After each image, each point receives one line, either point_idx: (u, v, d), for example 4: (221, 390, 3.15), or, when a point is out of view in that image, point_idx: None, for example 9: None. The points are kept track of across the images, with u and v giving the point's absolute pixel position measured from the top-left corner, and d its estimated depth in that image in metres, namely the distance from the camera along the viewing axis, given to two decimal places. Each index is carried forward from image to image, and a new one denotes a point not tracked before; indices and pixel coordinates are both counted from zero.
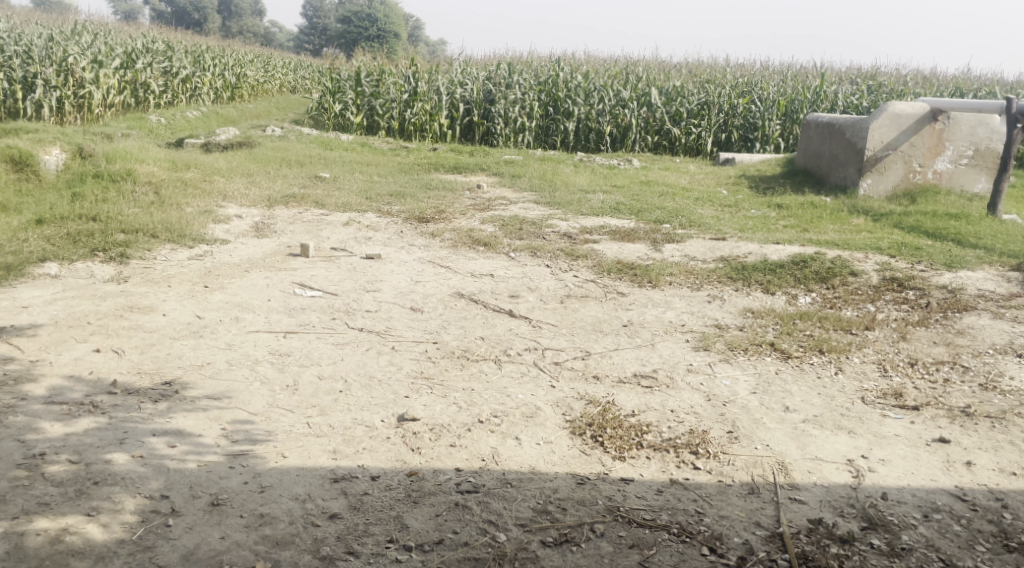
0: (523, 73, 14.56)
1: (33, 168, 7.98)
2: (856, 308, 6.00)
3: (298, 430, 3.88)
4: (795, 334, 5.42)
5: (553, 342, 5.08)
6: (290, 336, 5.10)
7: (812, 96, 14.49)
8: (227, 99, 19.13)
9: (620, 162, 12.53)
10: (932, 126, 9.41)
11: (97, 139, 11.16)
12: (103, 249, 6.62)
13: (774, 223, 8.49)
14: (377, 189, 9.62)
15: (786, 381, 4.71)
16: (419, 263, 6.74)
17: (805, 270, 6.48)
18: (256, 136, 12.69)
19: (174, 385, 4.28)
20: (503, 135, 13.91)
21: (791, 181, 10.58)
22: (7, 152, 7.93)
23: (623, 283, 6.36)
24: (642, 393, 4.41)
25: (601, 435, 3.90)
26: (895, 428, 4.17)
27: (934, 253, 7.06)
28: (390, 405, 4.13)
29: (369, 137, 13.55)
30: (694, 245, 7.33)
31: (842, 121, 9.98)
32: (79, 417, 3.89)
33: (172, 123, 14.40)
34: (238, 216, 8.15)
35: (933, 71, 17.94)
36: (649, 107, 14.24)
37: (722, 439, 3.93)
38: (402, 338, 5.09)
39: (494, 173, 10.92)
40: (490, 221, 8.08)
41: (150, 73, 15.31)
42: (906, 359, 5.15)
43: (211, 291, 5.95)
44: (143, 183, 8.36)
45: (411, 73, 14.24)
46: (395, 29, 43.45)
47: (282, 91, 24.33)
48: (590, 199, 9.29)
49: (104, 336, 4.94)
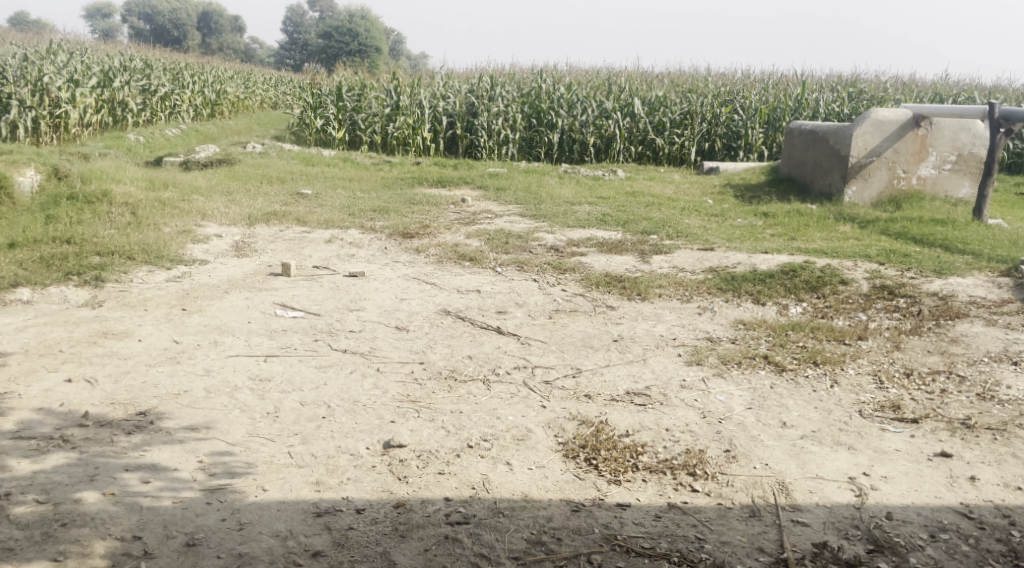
0: (506, 86, 14.46)
1: (7, 191, 7.79)
2: (848, 318, 5.91)
3: (279, 460, 3.73)
4: (789, 346, 5.31)
5: (543, 359, 4.95)
6: (271, 359, 4.95)
7: (794, 104, 14.46)
8: (207, 116, 18.95)
9: (604, 172, 12.45)
10: (915, 132, 9.36)
11: (73, 159, 10.97)
12: (78, 273, 6.45)
13: (762, 231, 8.39)
14: (361, 204, 9.48)
15: (782, 395, 4.60)
16: (403, 280, 6.61)
17: (795, 280, 6.37)
18: (236, 153, 12.52)
19: (149, 416, 4.13)
20: (486, 148, 13.79)
21: (776, 189, 10.51)
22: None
23: (612, 296, 6.24)
24: (635, 411, 4.28)
25: (595, 458, 3.77)
26: (894, 442, 4.06)
27: (923, 260, 6.98)
28: (375, 431, 3.98)
29: (351, 152, 13.41)
30: (682, 257, 7.22)
31: (826, 128, 9.92)
32: (47, 452, 3.73)
33: (150, 142, 14.21)
34: (217, 236, 7.98)
35: (913, 77, 17.99)
36: (632, 117, 14.17)
37: (720, 458, 3.81)
38: (387, 358, 4.94)
39: (479, 186, 10.80)
40: (475, 235, 7.95)
41: (128, 91, 15.12)
42: (902, 369, 5.05)
43: (189, 314, 5.79)
44: (120, 203, 8.19)
45: (393, 87, 14.14)
46: (376, 44, 43.43)
47: (262, 107, 24.17)
48: (576, 211, 9.18)
49: (77, 365, 4.78)
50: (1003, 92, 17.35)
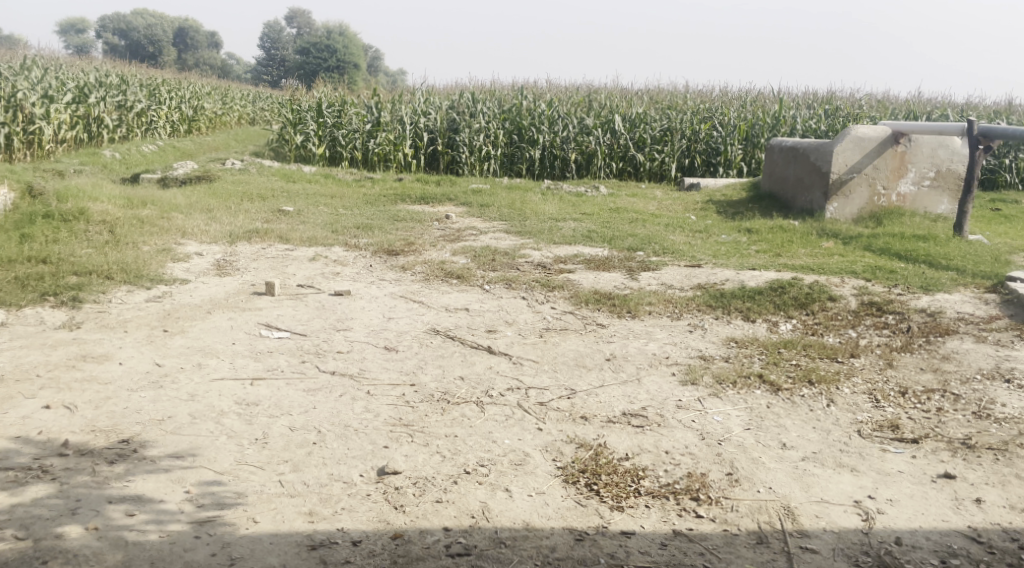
0: (486, 102, 14.40)
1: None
2: (838, 335, 5.84)
3: (270, 490, 3.62)
4: (782, 365, 5.22)
5: (535, 380, 4.85)
6: (257, 383, 4.83)
7: (772, 121, 14.50)
8: (184, 131, 18.77)
9: (587, 189, 12.40)
10: (894, 148, 9.38)
11: (49, 177, 10.78)
12: (54, 293, 6.29)
13: (746, 247, 8.36)
14: (343, 221, 9.36)
15: (779, 415, 4.52)
16: (389, 299, 6.50)
17: (784, 296, 6.30)
18: (215, 169, 12.36)
19: (132, 443, 4.00)
20: (468, 164, 13.72)
21: (759, 205, 10.50)
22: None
23: (602, 314, 6.16)
24: (633, 433, 4.19)
25: (596, 483, 3.70)
26: (897, 463, 4.01)
27: (909, 276, 6.90)
28: (368, 457, 3.88)
29: (332, 168, 13.29)
30: (670, 273, 7.14)
31: (807, 145, 9.93)
32: (26, 484, 3.60)
33: (126, 158, 14.02)
34: (198, 254, 7.84)
35: (887, 94, 18.11)
36: (613, 134, 14.15)
37: (722, 482, 3.74)
38: (377, 381, 4.83)
39: (462, 203, 10.70)
40: (461, 252, 7.86)
41: (103, 107, 14.94)
42: (897, 388, 4.96)
43: (171, 336, 5.66)
44: (97, 222, 8.03)
45: (373, 104, 14.06)
46: (353, 60, 43.35)
47: (240, 123, 24.00)
48: (561, 228, 9.10)
49: (55, 391, 4.65)
50: (976, 110, 17.47)
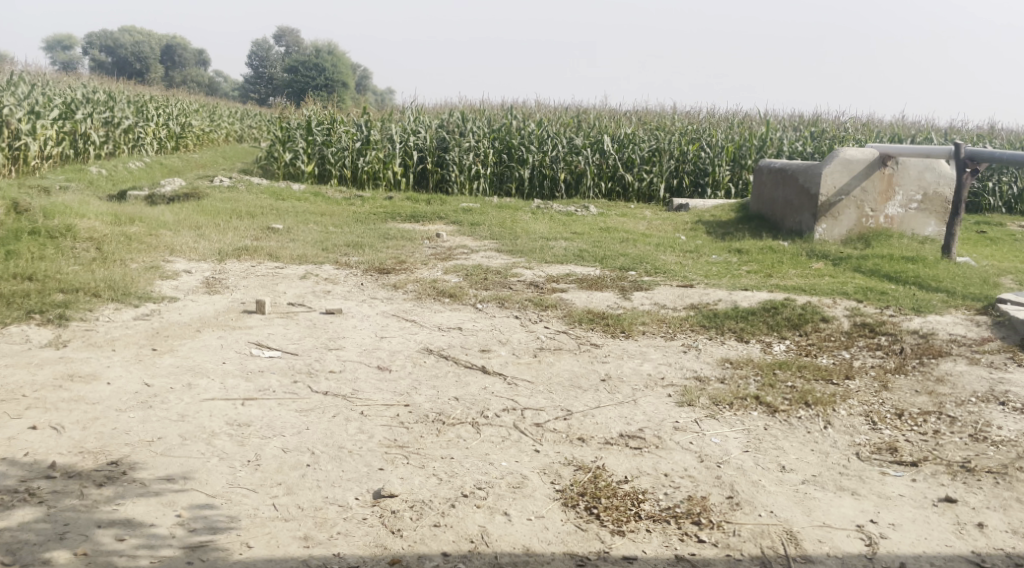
0: (476, 121, 14.39)
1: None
2: (832, 356, 5.80)
3: (263, 513, 3.56)
4: (778, 386, 5.15)
5: (531, 401, 4.78)
6: (248, 403, 4.76)
7: (759, 142, 14.57)
8: (171, 148, 18.70)
9: (577, 208, 12.38)
10: (882, 171, 9.41)
11: (35, 193, 10.67)
12: (40, 311, 6.21)
13: (737, 268, 8.34)
14: (333, 239, 9.30)
15: (777, 437, 4.48)
16: (381, 318, 6.44)
17: (777, 317, 6.27)
18: (203, 187, 12.26)
19: (121, 466, 3.96)
20: (457, 183, 13.69)
21: (748, 226, 10.51)
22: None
23: (596, 334, 6.11)
24: (631, 456, 4.15)
25: (596, 507, 3.66)
26: (897, 486, 3.99)
27: (900, 297, 6.82)
28: (364, 480, 3.81)
29: (321, 186, 13.22)
30: (663, 292, 7.09)
31: (796, 166, 9.95)
32: (13, 507, 3.56)
33: (113, 175, 13.93)
34: (186, 272, 7.76)
35: (872, 118, 18.22)
36: (602, 153, 14.15)
37: (723, 506, 3.72)
38: (371, 401, 4.76)
39: (452, 222, 10.65)
40: (452, 271, 7.80)
41: (90, 123, 14.85)
42: (892, 410, 4.90)
43: (160, 355, 5.59)
44: (84, 239, 7.95)
45: (363, 122, 14.02)
46: (342, 79, 43.40)
47: (228, 141, 23.94)
48: (553, 247, 9.06)
49: (42, 411, 4.61)
50: (961, 133, 17.58)
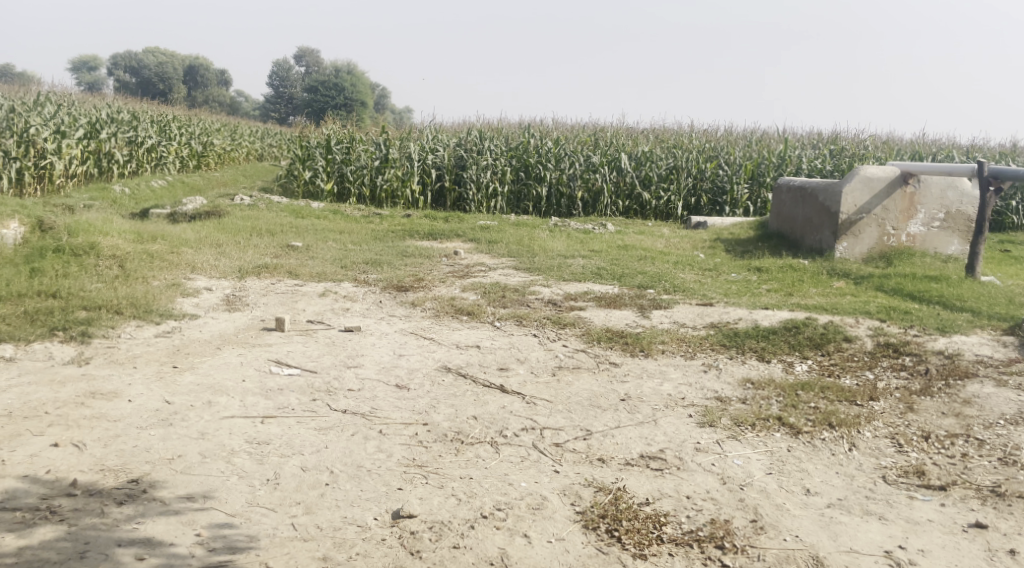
0: (494, 139, 14.42)
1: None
2: (855, 377, 5.72)
3: (282, 533, 3.56)
4: (801, 407, 5.07)
5: (550, 420, 4.75)
6: (268, 421, 4.77)
7: (778, 160, 14.55)
8: (192, 167, 18.88)
9: (595, 226, 12.36)
10: (903, 189, 9.32)
11: (59, 212, 10.81)
12: (63, 328, 6.25)
13: (757, 287, 8.29)
14: (352, 257, 9.33)
15: (800, 460, 4.43)
16: (400, 336, 6.43)
17: (799, 337, 6.22)
18: (224, 205, 12.35)
19: (142, 484, 3.98)
20: (475, 201, 13.74)
21: (767, 244, 10.46)
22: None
23: (614, 352, 6.08)
24: (652, 477, 4.11)
25: (617, 529, 3.63)
26: (924, 512, 3.94)
27: (924, 316, 6.74)
28: (383, 499, 3.80)
29: (340, 204, 13.28)
30: (682, 311, 7.06)
31: (815, 185, 9.89)
32: (34, 526, 3.60)
33: (135, 194, 14.07)
34: (207, 289, 7.80)
35: (892, 136, 18.12)
36: (620, 171, 14.15)
37: (747, 529, 3.70)
38: (389, 420, 4.74)
39: (470, 239, 10.67)
40: (471, 289, 7.80)
41: (114, 143, 15.01)
42: (918, 432, 4.82)
43: (180, 372, 5.61)
44: (107, 256, 8.01)
45: (382, 140, 14.09)
46: (361, 98, 43.80)
47: (248, 159, 24.15)
48: (570, 265, 9.05)
49: (64, 428, 4.65)
50: (983, 151, 17.44)
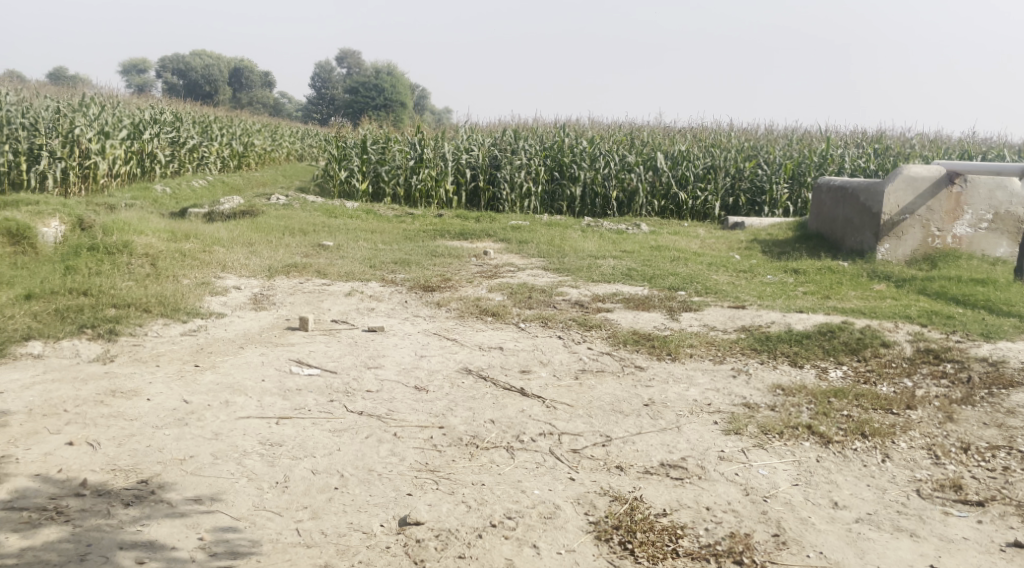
0: (529, 139, 14.29)
1: (30, 241, 7.71)
2: (893, 384, 5.49)
3: (286, 539, 3.48)
4: (833, 415, 4.87)
5: (569, 425, 4.62)
6: (283, 422, 4.70)
7: (819, 160, 14.26)
8: (233, 167, 19.05)
9: (628, 226, 12.19)
10: (949, 189, 8.98)
11: (99, 210, 10.92)
12: (91, 325, 6.25)
13: (793, 289, 8.07)
14: (382, 257, 9.26)
15: (829, 470, 4.25)
16: (423, 336, 6.34)
17: (833, 341, 6.01)
18: (260, 205, 12.38)
19: (150, 485, 3.93)
20: (508, 201, 13.65)
21: (806, 246, 10.19)
22: (5, 225, 7.70)
23: (641, 355, 5.92)
24: (672, 487, 3.97)
25: (630, 541, 3.52)
26: (959, 530, 3.75)
27: (967, 322, 6.47)
28: (391, 505, 3.71)
29: (374, 204, 13.25)
30: (713, 314, 6.87)
31: (855, 185, 9.63)
32: (39, 526, 3.56)
33: (176, 193, 14.19)
34: (236, 287, 7.80)
35: (939, 135, 17.64)
36: (655, 171, 13.93)
37: (768, 545, 3.56)
38: (405, 423, 4.65)
39: (501, 239, 10.56)
40: (497, 289, 7.69)
41: (156, 143, 15.17)
42: (958, 443, 4.59)
43: (201, 371, 5.57)
44: (140, 254, 8.03)
45: (417, 140, 14.03)
46: (401, 99, 43.98)
47: (288, 159, 24.33)
48: (601, 265, 8.90)
49: (81, 427, 4.63)
50: None
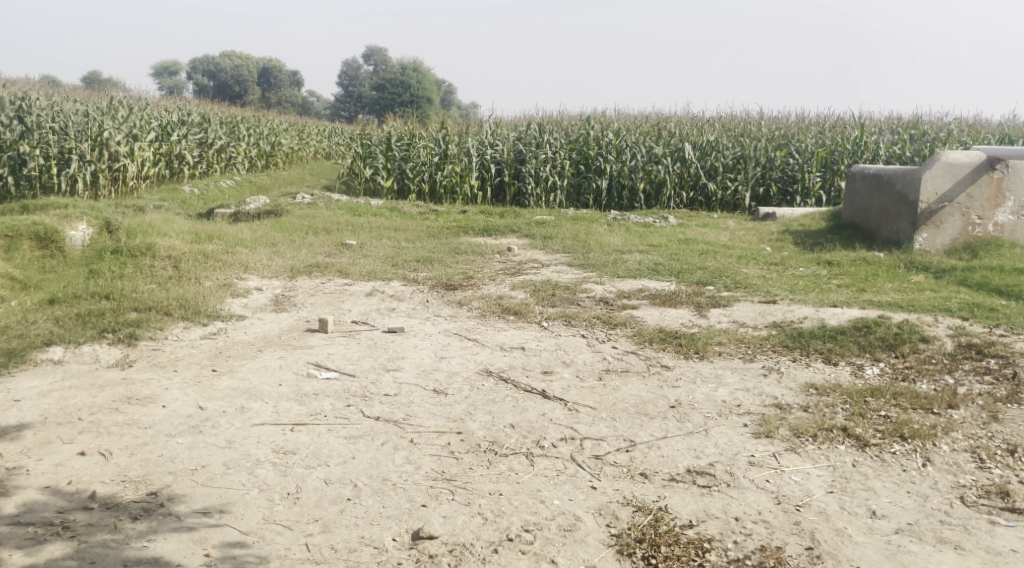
0: (554, 132, 14.07)
1: (58, 244, 7.59)
2: (933, 382, 5.25)
3: (294, 555, 3.44)
4: (869, 416, 4.64)
5: (592, 429, 4.45)
6: (298, 429, 4.58)
7: (852, 147, 13.92)
8: (260, 166, 19.02)
9: (656, 219, 11.95)
10: (990, 175, 8.64)
11: (125, 212, 10.87)
12: (112, 330, 6.16)
13: (826, 281, 7.82)
14: (404, 255, 9.14)
15: (866, 476, 4.04)
16: (443, 337, 6.19)
17: (870, 337, 5.77)
18: (285, 204, 12.27)
19: (160, 496, 3.83)
20: (534, 195, 13.41)
21: (840, 236, 9.90)
22: (31, 228, 7.55)
23: (667, 354, 5.73)
24: (699, 495, 3.82)
25: (655, 557, 3.42)
26: (1007, 541, 3.56)
27: (1011, 314, 6.19)
28: (403, 518, 3.65)
29: (398, 201, 13.11)
30: (743, 309, 6.66)
31: (890, 172, 9.34)
32: (44, 543, 3.48)
33: (204, 194, 14.16)
34: (258, 288, 7.69)
35: (976, 118, 17.16)
36: (684, 162, 13.63)
37: (801, 559, 3.42)
38: (422, 428, 4.50)
39: (525, 236, 10.38)
40: (520, 287, 7.52)
41: (184, 144, 15.14)
42: (1004, 445, 4.36)
43: (219, 376, 5.46)
44: (163, 256, 7.96)
45: (441, 136, 13.87)
46: (427, 94, 43.89)
47: (315, 157, 24.31)
48: (625, 260, 8.70)
49: (94, 436, 4.53)
50: None
